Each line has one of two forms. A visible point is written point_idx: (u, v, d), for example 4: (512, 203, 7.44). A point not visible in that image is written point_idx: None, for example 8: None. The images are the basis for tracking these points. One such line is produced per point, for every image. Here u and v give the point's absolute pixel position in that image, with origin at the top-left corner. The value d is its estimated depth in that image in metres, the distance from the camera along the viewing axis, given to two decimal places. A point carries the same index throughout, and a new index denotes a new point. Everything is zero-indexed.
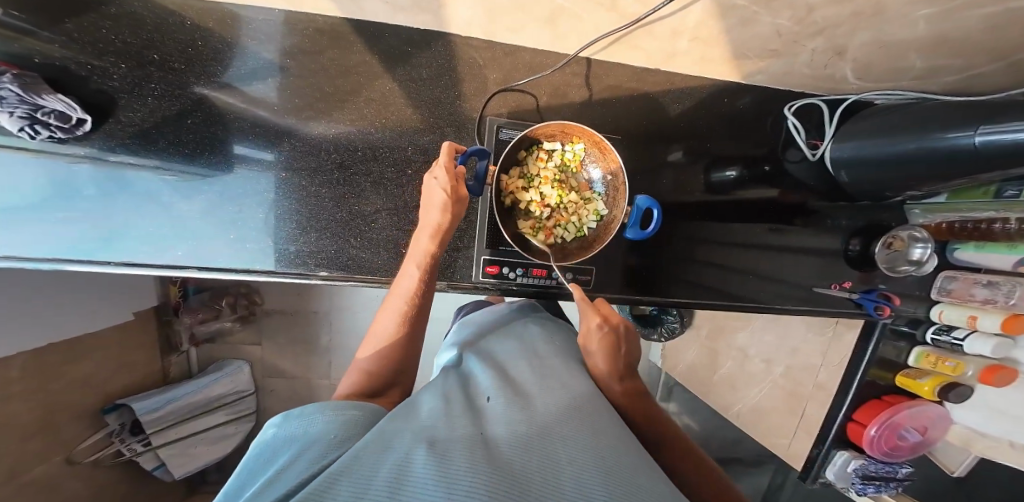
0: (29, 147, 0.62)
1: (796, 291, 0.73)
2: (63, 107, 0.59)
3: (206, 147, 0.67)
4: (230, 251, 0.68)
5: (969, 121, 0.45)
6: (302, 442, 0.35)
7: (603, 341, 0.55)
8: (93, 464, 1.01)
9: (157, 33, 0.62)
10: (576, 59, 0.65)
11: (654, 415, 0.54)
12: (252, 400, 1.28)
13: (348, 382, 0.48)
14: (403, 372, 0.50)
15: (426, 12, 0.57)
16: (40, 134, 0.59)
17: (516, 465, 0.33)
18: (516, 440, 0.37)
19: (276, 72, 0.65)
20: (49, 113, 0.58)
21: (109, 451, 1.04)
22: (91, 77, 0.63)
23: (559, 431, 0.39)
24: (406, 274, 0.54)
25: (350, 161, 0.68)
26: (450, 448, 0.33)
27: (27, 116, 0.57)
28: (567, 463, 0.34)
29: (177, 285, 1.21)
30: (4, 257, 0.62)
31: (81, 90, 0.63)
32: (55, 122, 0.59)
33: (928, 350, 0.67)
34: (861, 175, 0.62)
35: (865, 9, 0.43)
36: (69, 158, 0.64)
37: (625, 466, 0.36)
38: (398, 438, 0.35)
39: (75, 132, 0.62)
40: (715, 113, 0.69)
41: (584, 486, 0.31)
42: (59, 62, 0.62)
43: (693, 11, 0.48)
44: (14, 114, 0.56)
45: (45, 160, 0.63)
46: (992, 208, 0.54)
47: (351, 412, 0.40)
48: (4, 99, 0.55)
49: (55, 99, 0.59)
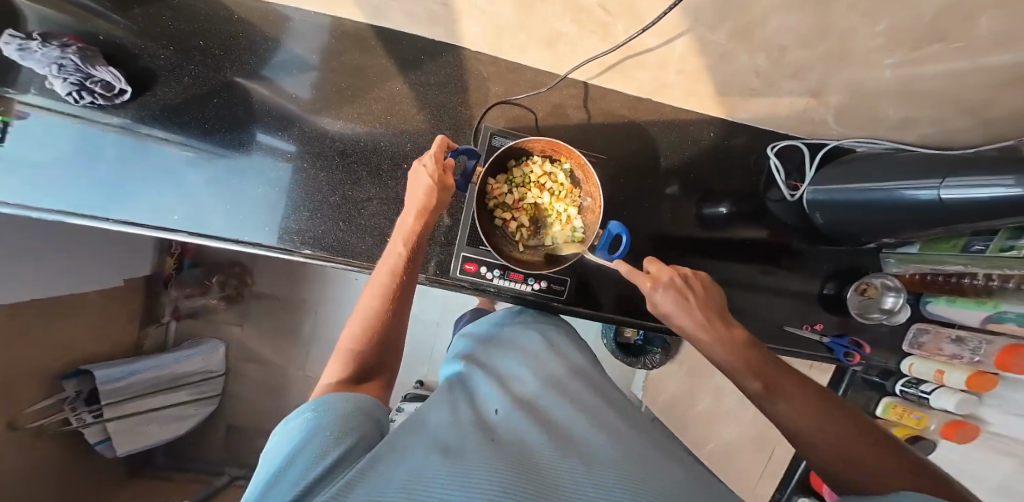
0: (68, 111, 0.68)
1: (770, 329, 0.72)
2: (111, 79, 0.66)
3: (225, 124, 0.72)
4: (224, 221, 0.70)
5: (935, 174, 0.47)
6: (300, 438, 0.37)
7: (671, 299, 0.48)
8: (37, 432, 0.94)
9: (208, 24, 0.70)
10: (573, 82, 0.70)
11: (764, 359, 0.46)
12: (218, 382, 1.28)
13: (333, 367, 0.47)
14: (385, 356, 0.50)
15: (440, 24, 0.63)
16: (84, 100, 0.66)
17: (531, 467, 0.33)
18: (527, 446, 0.37)
19: (299, 66, 0.71)
20: (97, 82, 0.65)
21: (57, 419, 0.98)
22: (142, 55, 0.70)
23: (571, 439, 0.39)
24: (392, 251, 0.55)
25: (351, 150, 0.72)
26: (464, 459, 0.33)
27: (78, 83, 0.64)
28: (578, 459, 0.35)
29: (174, 257, 1.25)
30: (7, 204, 0.64)
31: (132, 65, 0.70)
32: (100, 91, 0.65)
33: (895, 400, 0.68)
34: (837, 219, 0.64)
35: (832, 54, 0.48)
36: (99, 124, 0.69)
37: (641, 458, 0.36)
38: (409, 451, 0.35)
39: (114, 101, 0.68)
40: (703, 147, 0.73)
41: (598, 479, 0.32)
42: (119, 41, 0.69)
43: (675, 46, 0.54)
44: (67, 80, 0.63)
45: (80, 125, 0.68)
46: (961, 263, 0.54)
47: (344, 403, 0.41)
48: (63, 67, 0.62)
49: (106, 71, 0.66)
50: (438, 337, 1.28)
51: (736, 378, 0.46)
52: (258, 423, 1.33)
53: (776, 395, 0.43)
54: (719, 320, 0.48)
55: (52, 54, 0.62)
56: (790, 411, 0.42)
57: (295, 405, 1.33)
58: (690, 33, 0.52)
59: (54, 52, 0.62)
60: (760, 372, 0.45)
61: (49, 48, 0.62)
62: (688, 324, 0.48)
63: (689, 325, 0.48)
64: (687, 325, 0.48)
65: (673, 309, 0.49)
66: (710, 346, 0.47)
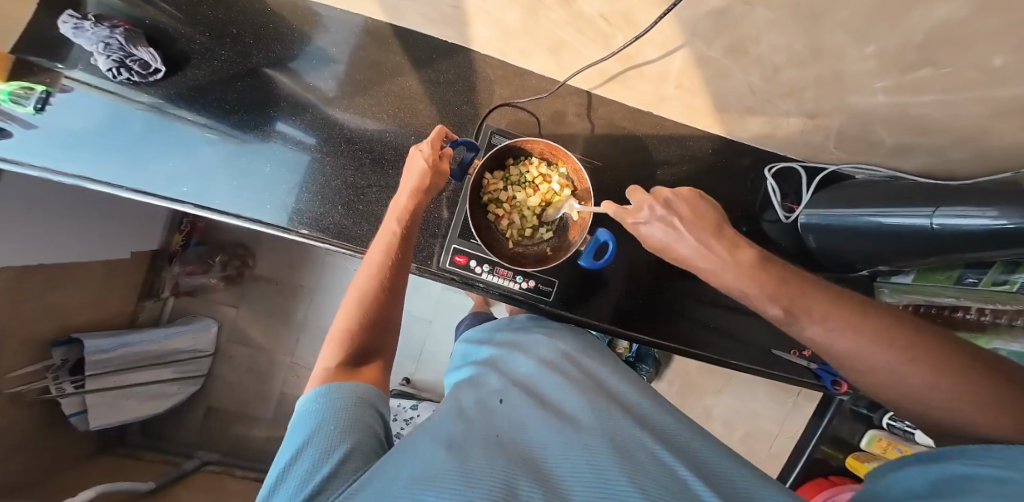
0: (104, 87, 0.73)
1: (756, 350, 0.73)
2: (148, 58, 0.70)
3: (244, 107, 0.75)
4: (230, 197, 0.72)
5: (930, 204, 0.47)
6: (304, 434, 0.37)
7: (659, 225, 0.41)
8: (15, 398, 0.92)
9: (242, 14, 0.74)
10: (577, 90, 0.72)
11: (785, 277, 0.35)
12: (205, 362, 1.29)
13: (327, 354, 0.46)
14: (381, 338, 0.50)
15: (453, 26, 0.67)
16: (122, 76, 0.71)
17: (538, 464, 0.32)
18: (533, 442, 0.36)
19: (317, 58, 0.75)
20: (136, 61, 0.70)
21: (37, 386, 0.97)
22: (180, 39, 0.75)
23: (575, 428, 0.38)
24: (385, 230, 0.56)
25: (358, 138, 0.75)
26: (469, 455, 0.32)
27: (119, 61, 0.69)
28: (589, 452, 0.34)
29: (182, 234, 1.28)
30: (29, 165, 0.66)
31: (169, 48, 0.75)
32: (137, 69, 0.70)
33: (880, 433, 0.74)
34: (830, 243, 0.63)
35: (825, 75, 0.49)
36: (130, 101, 0.74)
37: (643, 447, 0.35)
38: (420, 447, 0.35)
39: (149, 79, 0.73)
40: (701, 163, 0.74)
41: (605, 470, 0.31)
42: (161, 25, 0.74)
43: (674, 59, 0.56)
44: (110, 58, 0.68)
45: (113, 100, 0.73)
46: (953, 296, 0.52)
47: (344, 394, 0.40)
48: (109, 45, 0.67)
49: (146, 51, 0.70)
50: (428, 335, 1.27)
51: (750, 301, 0.36)
52: (240, 407, 1.33)
53: (808, 317, 0.33)
54: (717, 242, 0.38)
55: (101, 34, 0.67)
56: (833, 335, 0.33)
57: (279, 391, 1.32)
58: (687, 47, 0.53)
59: (104, 32, 0.67)
60: (783, 296, 0.34)
61: (100, 28, 0.67)
62: (688, 251, 0.39)
63: (688, 254, 0.39)
64: (688, 252, 0.39)
65: (663, 235, 0.41)
66: (726, 276, 0.37)
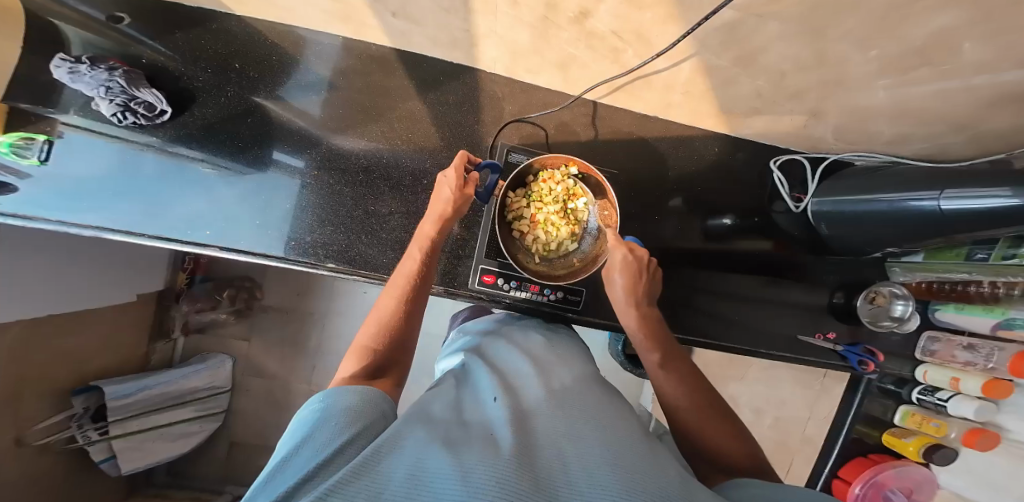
0: (113, 132, 0.72)
1: (782, 340, 0.75)
2: (153, 100, 0.70)
3: (255, 143, 0.75)
4: (254, 236, 0.73)
5: (934, 186, 0.49)
6: (306, 429, 0.37)
7: (626, 269, 0.60)
8: (42, 449, 0.95)
9: (245, 47, 0.74)
10: (584, 101, 0.74)
11: (661, 338, 0.60)
12: (224, 398, 1.27)
13: (348, 364, 0.50)
14: (395, 353, 0.53)
15: (460, 48, 0.68)
16: (128, 120, 0.70)
17: (528, 458, 0.34)
18: (524, 437, 0.38)
19: (320, 88, 0.75)
20: (140, 103, 0.69)
21: (63, 436, 0.98)
22: (182, 78, 0.75)
23: (566, 431, 0.39)
24: (408, 257, 0.60)
25: (375, 166, 0.75)
26: (464, 451, 0.34)
27: (123, 104, 0.68)
28: (577, 454, 0.36)
29: (186, 273, 1.27)
30: (54, 220, 0.68)
31: (171, 87, 0.74)
32: (143, 111, 0.70)
33: (913, 409, 0.73)
34: (841, 229, 0.67)
35: (827, 78, 0.52)
36: (136, 145, 0.73)
37: (636, 452, 0.36)
38: (414, 437, 0.36)
39: (155, 120, 0.73)
40: (708, 161, 0.77)
41: (595, 475, 0.32)
42: (161, 64, 0.74)
43: (683, 68, 0.58)
44: (114, 101, 0.67)
45: (120, 147, 0.72)
46: (969, 270, 0.56)
47: (352, 397, 0.41)
48: (110, 89, 0.66)
49: (149, 92, 0.70)
50: None
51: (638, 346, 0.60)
52: (262, 439, 1.32)
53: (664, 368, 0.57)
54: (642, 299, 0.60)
55: (100, 77, 0.66)
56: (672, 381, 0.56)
57: None
58: (696, 57, 0.55)
59: (103, 75, 0.66)
60: (660, 347, 0.58)
61: (97, 71, 0.66)
62: (622, 295, 0.60)
63: (623, 298, 0.60)
64: (622, 295, 0.60)
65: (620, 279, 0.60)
66: (632, 318, 0.60)
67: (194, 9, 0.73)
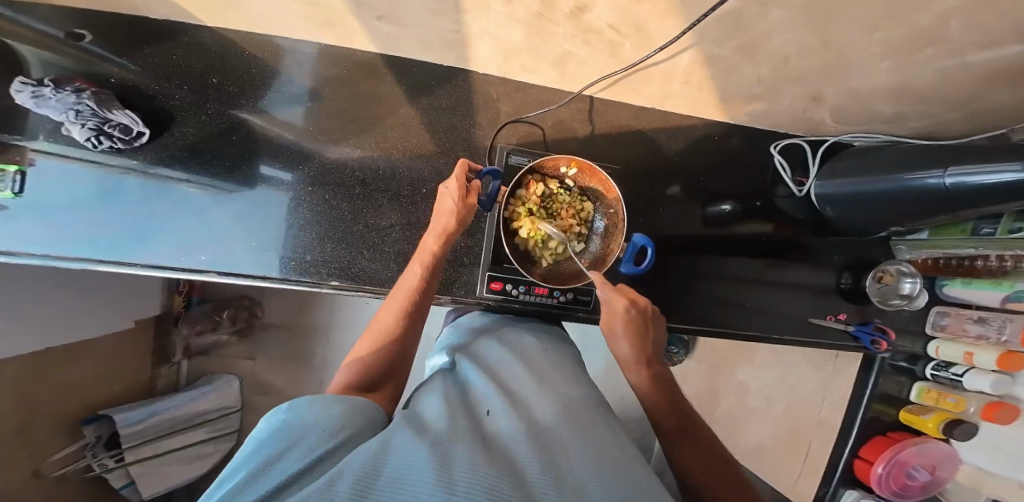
0: (86, 156, 0.68)
1: (791, 323, 0.77)
2: (128, 122, 0.65)
3: (243, 161, 0.72)
4: (251, 258, 0.70)
5: (937, 164, 0.49)
6: (292, 430, 0.37)
7: (628, 324, 0.58)
8: (59, 480, 0.97)
9: (221, 60, 0.70)
10: (580, 97, 0.73)
11: (669, 394, 0.58)
12: (235, 419, 1.24)
13: (344, 372, 0.53)
14: (391, 366, 0.54)
15: (452, 51, 0.65)
16: (103, 144, 0.65)
17: (516, 467, 0.34)
18: (515, 447, 0.38)
19: (304, 100, 0.72)
20: (114, 126, 0.65)
21: (80, 465, 1.01)
22: (156, 96, 0.70)
23: (556, 442, 0.40)
24: (411, 271, 0.58)
25: (372, 179, 0.73)
26: (452, 452, 0.34)
27: (96, 127, 0.63)
28: (565, 465, 0.36)
29: (182, 295, 1.24)
30: (39, 254, 0.65)
31: (146, 106, 0.70)
32: (119, 134, 0.65)
33: (929, 385, 0.72)
34: (844, 209, 0.67)
35: (831, 62, 0.51)
36: (114, 168, 0.69)
37: (623, 470, 0.36)
38: (402, 440, 0.35)
39: (133, 143, 0.68)
40: (707, 149, 0.76)
41: (583, 489, 0.32)
42: (131, 83, 0.69)
43: (682, 58, 0.56)
44: (86, 126, 0.63)
45: (100, 173, 0.68)
46: (973, 245, 0.57)
47: (340, 405, 0.41)
48: (81, 112, 0.62)
49: (123, 114, 0.65)
50: None
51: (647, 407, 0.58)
52: None
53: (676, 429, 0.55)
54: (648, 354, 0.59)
55: (68, 100, 0.61)
56: (687, 446, 0.54)
57: None
58: (696, 46, 0.53)
59: (70, 98, 0.61)
60: (671, 406, 0.56)
61: (63, 94, 0.61)
62: (626, 352, 0.59)
63: (627, 354, 0.59)
64: (626, 352, 0.59)
65: (623, 335, 0.59)
66: (639, 375, 0.59)
67: (160, 22, 0.67)
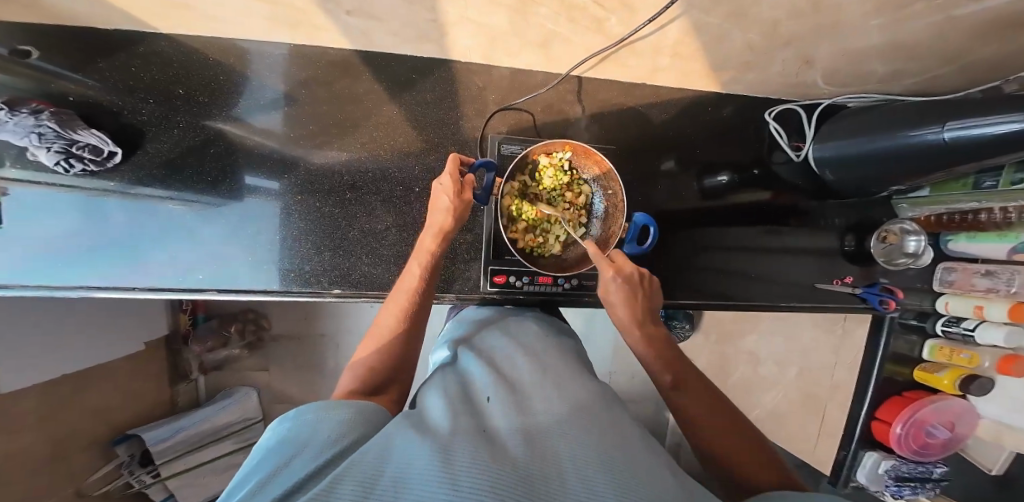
0: (59, 181, 0.65)
1: (797, 289, 0.77)
2: (98, 142, 0.62)
3: (225, 174, 0.70)
4: (251, 272, 0.70)
5: (934, 120, 0.47)
6: (297, 438, 0.36)
7: (621, 292, 0.58)
8: (103, 496, 1.01)
9: (184, 68, 0.67)
10: (568, 78, 0.71)
11: (673, 357, 0.57)
12: (259, 428, 1.26)
13: (349, 378, 0.50)
14: (398, 371, 0.52)
15: (430, 42, 0.63)
16: (75, 167, 0.63)
17: (520, 458, 0.34)
18: (518, 439, 0.38)
19: (279, 105, 0.69)
20: (84, 147, 0.61)
21: (119, 483, 1.03)
22: (122, 112, 0.67)
23: (560, 432, 0.39)
24: (410, 272, 0.58)
25: (362, 182, 0.71)
26: (454, 447, 0.33)
27: (64, 150, 0.60)
28: (569, 457, 0.35)
29: (187, 313, 1.22)
30: (37, 286, 0.65)
31: (113, 125, 0.67)
32: (89, 155, 0.62)
33: (940, 342, 0.73)
34: (842, 173, 0.66)
35: (823, 24, 0.49)
36: (94, 192, 0.66)
37: (627, 461, 0.36)
38: (403, 438, 0.35)
39: (107, 164, 0.66)
40: (701, 121, 0.74)
41: (588, 483, 0.32)
42: (93, 99, 0.65)
43: (669, 30, 0.54)
44: (52, 149, 0.59)
45: (75, 196, 0.66)
46: (975, 199, 0.57)
47: (346, 410, 0.41)
48: (43, 135, 0.57)
49: (89, 134, 0.62)
50: None
51: (652, 371, 0.57)
52: None
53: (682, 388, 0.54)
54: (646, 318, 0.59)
55: (26, 123, 0.56)
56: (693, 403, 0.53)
57: None
58: (685, 16, 0.51)
59: (29, 120, 0.56)
60: (670, 365, 0.56)
61: (20, 116, 0.56)
62: (624, 316, 0.59)
63: (625, 318, 0.59)
64: (624, 316, 0.58)
65: (619, 301, 0.59)
66: (637, 338, 0.58)
67: (113, 33, 0.64)
